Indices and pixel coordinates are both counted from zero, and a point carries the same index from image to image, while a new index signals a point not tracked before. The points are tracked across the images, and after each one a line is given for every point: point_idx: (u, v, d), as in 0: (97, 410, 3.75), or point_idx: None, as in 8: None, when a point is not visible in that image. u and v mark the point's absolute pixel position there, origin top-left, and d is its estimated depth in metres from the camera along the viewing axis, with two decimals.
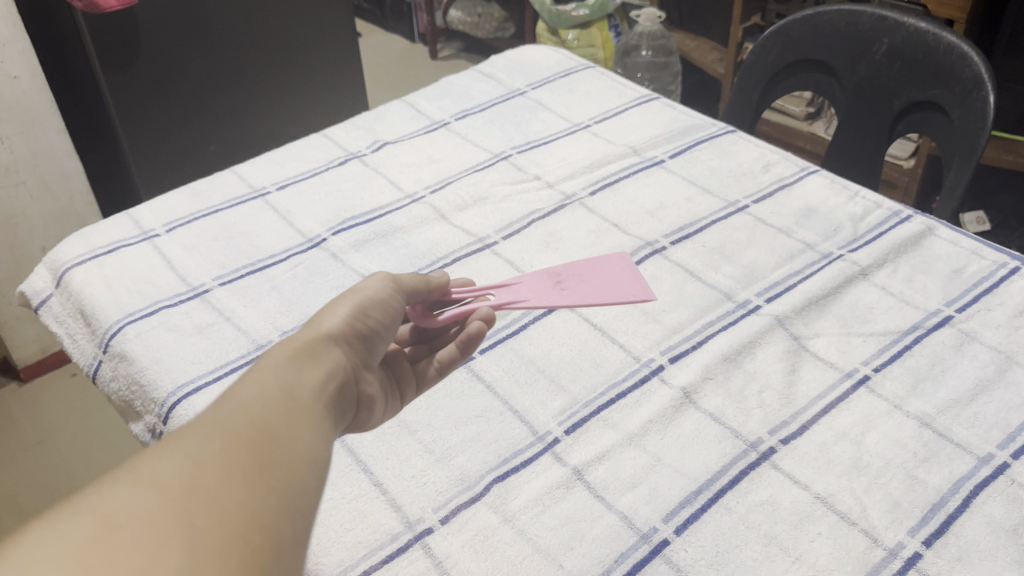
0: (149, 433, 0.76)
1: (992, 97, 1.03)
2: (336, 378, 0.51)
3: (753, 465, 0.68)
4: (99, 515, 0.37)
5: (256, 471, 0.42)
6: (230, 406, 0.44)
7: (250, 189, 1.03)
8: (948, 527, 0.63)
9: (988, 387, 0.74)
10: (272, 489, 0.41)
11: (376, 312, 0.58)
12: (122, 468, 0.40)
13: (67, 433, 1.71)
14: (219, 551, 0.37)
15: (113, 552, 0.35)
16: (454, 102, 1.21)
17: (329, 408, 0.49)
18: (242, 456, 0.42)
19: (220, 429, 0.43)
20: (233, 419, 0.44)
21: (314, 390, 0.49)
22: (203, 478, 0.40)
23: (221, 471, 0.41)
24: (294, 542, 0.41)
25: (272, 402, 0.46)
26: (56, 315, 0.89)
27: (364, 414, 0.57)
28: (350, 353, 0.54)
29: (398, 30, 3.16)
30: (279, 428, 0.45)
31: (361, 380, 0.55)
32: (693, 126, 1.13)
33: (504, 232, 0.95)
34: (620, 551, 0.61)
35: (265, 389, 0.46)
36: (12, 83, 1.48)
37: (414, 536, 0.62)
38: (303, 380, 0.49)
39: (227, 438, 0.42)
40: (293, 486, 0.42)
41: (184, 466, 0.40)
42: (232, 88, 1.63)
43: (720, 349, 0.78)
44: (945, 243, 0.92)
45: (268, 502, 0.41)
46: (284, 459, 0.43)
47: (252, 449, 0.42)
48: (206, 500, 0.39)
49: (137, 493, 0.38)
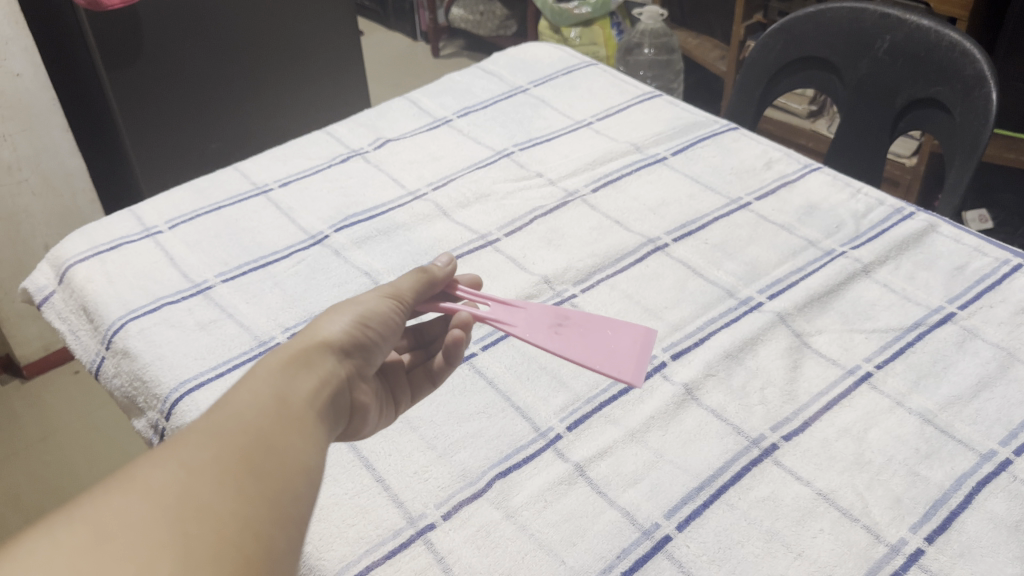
0: (151, 429, 0.76)
1: (995, 94, 1.03)
2: (331, 385, 0.52)
3: (755, 461, 0.68)
4: (93, 522, 0.37)
5: (248, 477, 0.42)
6: (225, 412, 0.45)
7: (253, 185, 1.03)
8: (950, 524, 0.63)
9: (990, 383, 0.74)
10: (264, 495, 0.42)
11: (376, 322, 0.58)
12: (118, 474, 0.41)
13: (69, 431, 1.72)
14: (210, 559, 0.38)
15: (106, 560, 0.36)
16: (457, 99, 1.21)
17: (324, 416, 0.49)
18: (235, 463, 0.42)
19: (214, 435, 0.43)
20: (227, 425, 0.44)
21: (309, 397, 0.49)
22: (197, 485, 0.40)
23: (214, 478, 0.41)
24: (286, 547, 0.41)
25: (266, 409, 0.46)
26: (58, 311, 0.90)
27: (357, 422, 0.57)
28: (346, 361, 0.54)
29: (400, 28, 3.16)
30: (274, 434, 0.45)
31: (357, 388, 0.55)
32: (696, 123, 1.13)
33: (506, 229, 0.95)
34: (622, 546, 0.61)
35: (259, 396, 0.47)
36: (14, 80, 1.48)
37: (416, 531, 0.62)
38: (297, 387, 0.49)
39: (221, 444, 0.43)
40: (286, 492, 0.43)
41: (178, 474, 0.41)
42: (232, 86, 1.63)
43: (722, 346, 0.78)
44: (947, 240, 0.92)
45: (261, 508, 0.41)
46: (277, 466, 0.44)
47: (246, 456, 0.43)
48: (199, 508, 0.39)
49: (132, 501, 0.39)
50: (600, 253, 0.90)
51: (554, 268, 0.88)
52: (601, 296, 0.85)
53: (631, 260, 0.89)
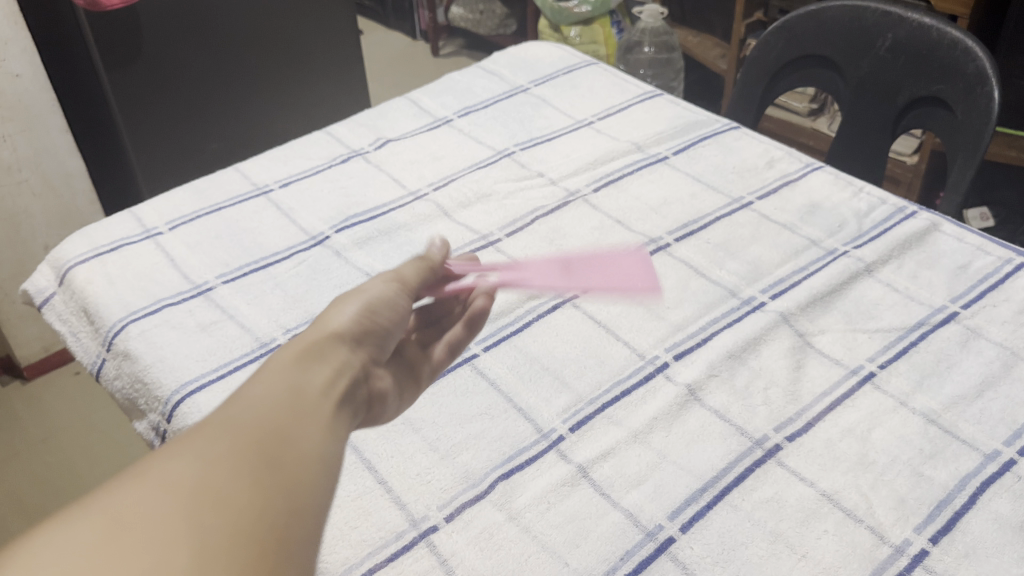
0: (153, 431, 0.76)
1: (997, 92, 1.03)
2: (345, 377, 0.51)
3: (759, 462, 0.67)
4: (110, 515, 0.37)
5: (264, 468, 0.41)
6: (239, 406, 0.44)
7: (254, 186, 1.03)
8: (955, 524, 0.63)
9: (994, 383, 0.74)
10: (282, 486, 0.41)
11: (385, 313, 0.57)
12: (134, 468, 0.40)
13: (71, 432, 1.71)
14: (230, 549, 0.37)
15: (124, 552, 0.35)
16: (457, 99, 1.20)
17: (340, 406, 0.48)
18: (251, 456, 0.41)
19: (228, 429, 0.42)
20: (241, 419, 0.43)
21: (323, 389, 0.48)
22: (213, 478, 0.39)
23: (231, 471, 0.40)
24: (306, 536, 0.40)
25: (280, 401, 0.45)
26: (59, 313, 0.89)
27: (377, 414, 0.56)
28: (357, 353, 0.53)
29: (400, 28, 3.16)
30: (289, 426, 0.44)
31: (372, 380, 0.54)
32: (697, 122, 1.13)
33: (507, 229, 0.94)
34: (626, 548, 0.61)
35: (272, 389, 0.46)
36: (14, 81, 1.48)
37: (419, 534, 0.62)
38: (310, 379, 0.48)
39: (236, 438, 0.42)
40: (304, 481, 0.42)
41: (194, 466, 0.40)
42: (232, 86, 1.63)
43: (725, 346, 0.78)
44: (950, 239, 0.92)
45: (279, 500, 0.40)
46: (294, 455, 0.43)
47: (260, 449, 0.42)
48: (216, 499, 0.38)
49: (149, 494, 0.38)
50: (602, 253, 0.90)
51: None
52: (603, 296, 0.85)
53: None
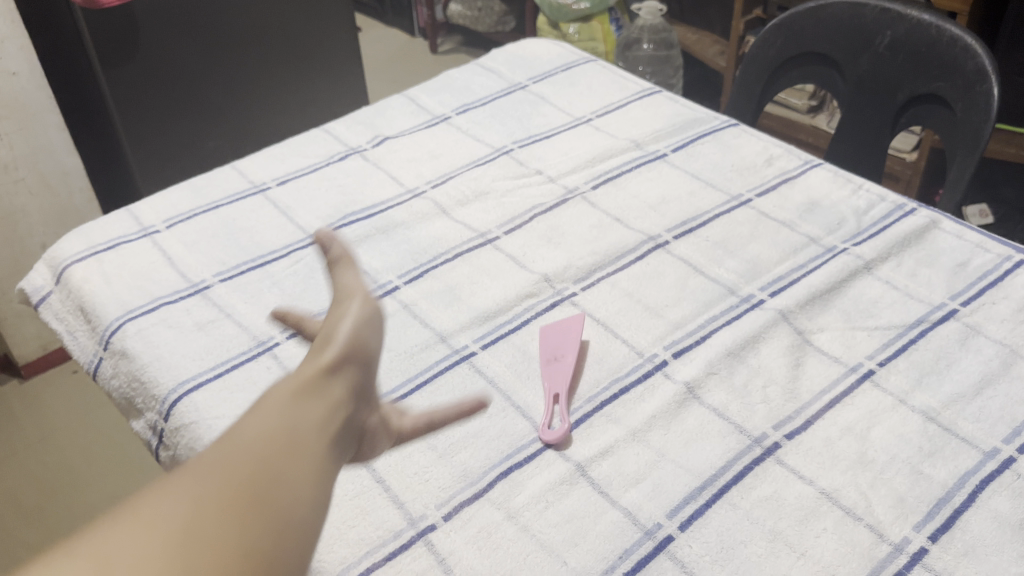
0: (150, 431, 0.76)
1: (996, 89, 1.03)
2: (341, 415, 0.45)
3: (757, 460, 0.67)
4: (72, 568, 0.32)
5: (252, 515, 0.36)
6: (231, 441, 0.39)
7: (251, 184, 1.03)
8: (954, 523, 0.63)
9: (993, 381, 0.74)
10: (268, 540, 0.36)
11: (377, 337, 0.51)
12: (115, 506, 0.36)
13: (69, 430, 1.71)
14: None
15: None
16: (456, 96, 1.20)
17: (335, 447, 0.43)
18: (239, 502, 0.36)
19: (220, 464, 0.38)
20: (233, 455, 0.38)
21: (319, 428, 0.43)
22: (196, 525, 0.35)
23: (216, 517, 0.35)
24: None
25: (272, 437, 0.40)
26: (56, 312, 0.89)
27: (366, 449, 0.53)
28: (353, 386, 0.48)
29: (398, 24, 3.15)
30: (281, 468, 0.39)
31: (364, 408, 0.50)
32: (696, 119, 1.13)
33: (505, 227, 0.94)
34: (625, 547, 0.61)
35: (266, 425, 0.41)
36: (11, 80, 1.47)
37: (417, 533, 0.62)
38: (305, 416, 0.43)
39: (224, 478, 0.37)
40: (301, 529, 0.38)
41: (176, 509, 0.35)
42: (230, 82, 1.62)
43: (724, 344, 0.78)
44: (949, 236, 0.92)
45: (263, 558, 0.35)
46: (291, 499, 0.38)
47: (250, 492, 0.37)
48: (193, 553, 0.34)
49: (125, 540, 0.33)
50: (600, 251, 0.90)
51: (554, 266, 0.88)
52: (602, 294, 0.84)
53: (632, 258, 0.89)
